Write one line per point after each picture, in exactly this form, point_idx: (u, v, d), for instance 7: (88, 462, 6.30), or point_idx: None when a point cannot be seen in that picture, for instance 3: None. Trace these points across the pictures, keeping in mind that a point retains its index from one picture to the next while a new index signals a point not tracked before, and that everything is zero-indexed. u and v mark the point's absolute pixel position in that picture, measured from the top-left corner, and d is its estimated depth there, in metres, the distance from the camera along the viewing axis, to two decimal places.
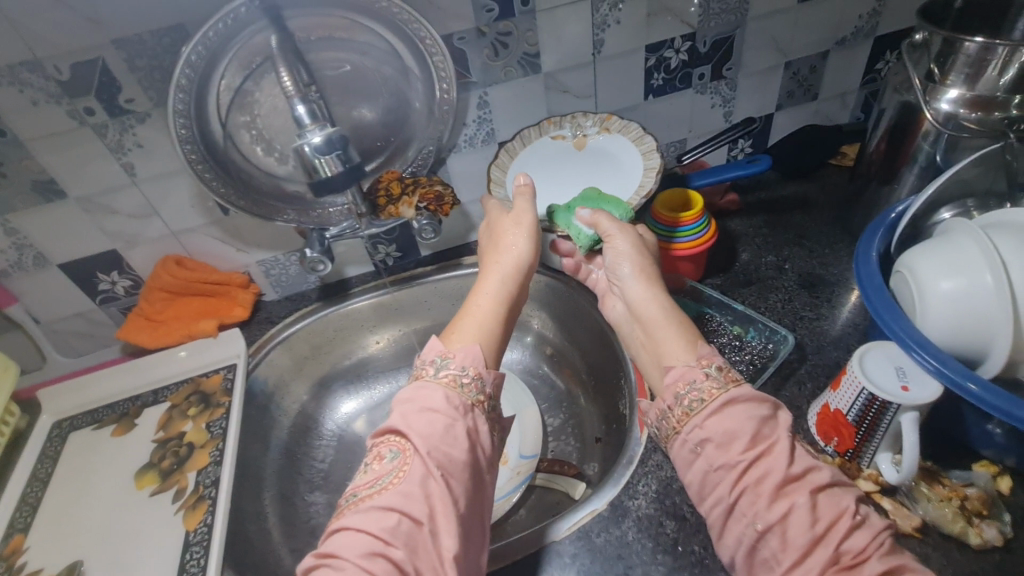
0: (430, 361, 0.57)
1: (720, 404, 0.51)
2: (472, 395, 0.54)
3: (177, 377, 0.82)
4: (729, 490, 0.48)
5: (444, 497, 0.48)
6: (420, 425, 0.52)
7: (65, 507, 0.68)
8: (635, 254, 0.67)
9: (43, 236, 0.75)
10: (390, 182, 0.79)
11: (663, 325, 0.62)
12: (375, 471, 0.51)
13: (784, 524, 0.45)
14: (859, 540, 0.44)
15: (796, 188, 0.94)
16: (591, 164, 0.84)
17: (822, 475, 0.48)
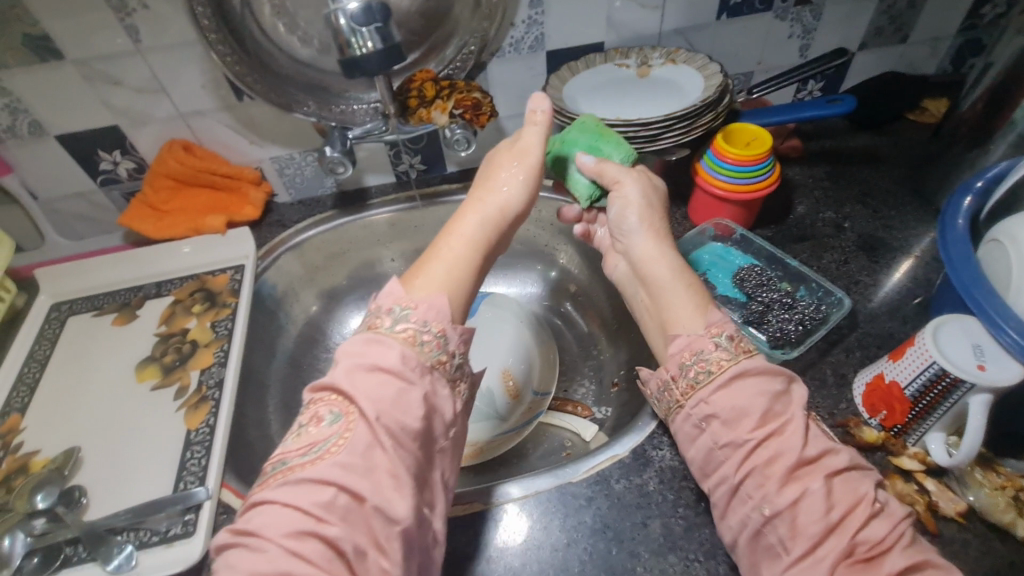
0: (386, 310, 0.48)
1: (731, 378, 0.46)
2: (431, 356, 0.46)
3: (183, 272, 0.78)
4: (734, 470, 0.44)
5: (393, 471, 0.41)
6: (367, 385, 0.43)
7: (64, 391, 0.65)
8: (641, 203, 0.59)
9: (37, 101, 0.68)
10: (423, 82, 0.69)
11: (675, 282, 0.54)
12: (310, 437, 0.42)
13: (798, 508, 0.40)
14: (881, 529, 0.39)
15: (866, 140, 0.85)
16: (645, 90, 0.74)
17: (840, 458, 0.43)
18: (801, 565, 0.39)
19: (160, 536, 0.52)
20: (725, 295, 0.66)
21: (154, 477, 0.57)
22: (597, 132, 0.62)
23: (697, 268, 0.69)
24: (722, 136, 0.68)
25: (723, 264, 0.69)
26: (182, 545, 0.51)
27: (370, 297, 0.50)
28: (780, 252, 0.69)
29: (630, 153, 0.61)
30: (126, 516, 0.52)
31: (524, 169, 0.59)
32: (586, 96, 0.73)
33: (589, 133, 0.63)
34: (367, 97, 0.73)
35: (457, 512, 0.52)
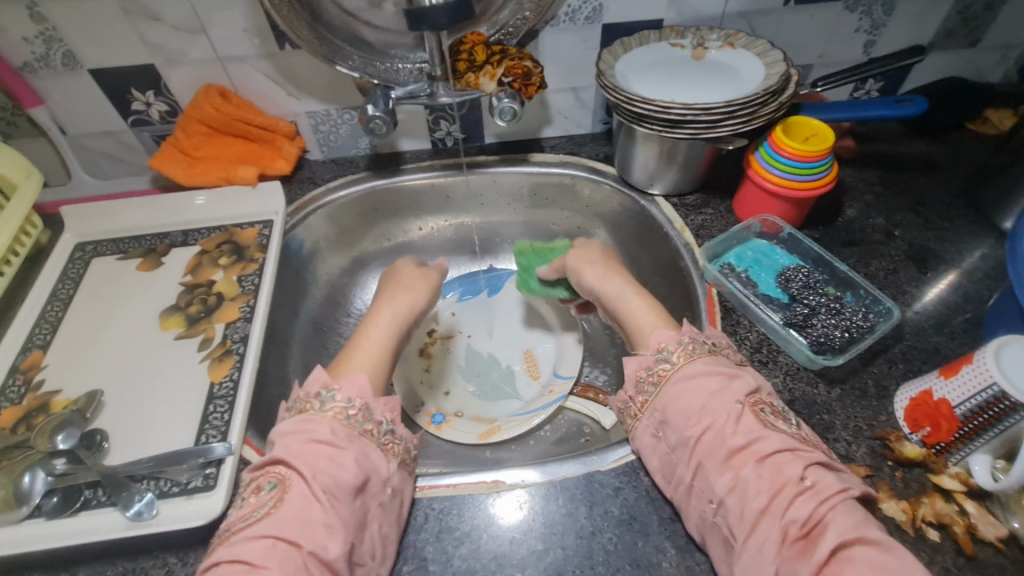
0: (314, 393, 0.50)
1: (673, 386, 0.49)
2: (360, 424, 0.48)
3: (210, 223, 0.76)
4: (686, 467, 0.47)
5: (327, 522, 0.42)
6: (303, 454, 0.45)
7: (87, 333, 0.64)
8: (587, 262, 0.68)
9: (73, 31, 0.65)
10: (474, 45, 0.67)
11: (626, 297, 0.62)
12: (251, 505, 0.44)
13: (735, 493, 0.43)
14: (809, 507, 0.40)
15: (922, 147, 0.82)
16: (702, 70, 0.69)
17: (775, 440, 0.44)
18: (746, 550, 0.41)
19: (181, 487, 0.51)
20: (767, 295, 0.64)
21: (176, 427, 0.56)
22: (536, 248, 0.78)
23: (738, 265, 0.67)
24: (780, 129, 0.66)
25: (768, 261, 0.67)
26: (203, 498, 0.50)
27: (296, 382, 0.51)
28: (829, 254, 0.67)
29: (565, 243, 0.76)
30: (147, 465, 0.52)
31: (427, 283, 0.68)
32: (639, 74, 0.69)
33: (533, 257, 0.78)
34: (412, 57, 0.70)
35: (483, 489, 0.52)
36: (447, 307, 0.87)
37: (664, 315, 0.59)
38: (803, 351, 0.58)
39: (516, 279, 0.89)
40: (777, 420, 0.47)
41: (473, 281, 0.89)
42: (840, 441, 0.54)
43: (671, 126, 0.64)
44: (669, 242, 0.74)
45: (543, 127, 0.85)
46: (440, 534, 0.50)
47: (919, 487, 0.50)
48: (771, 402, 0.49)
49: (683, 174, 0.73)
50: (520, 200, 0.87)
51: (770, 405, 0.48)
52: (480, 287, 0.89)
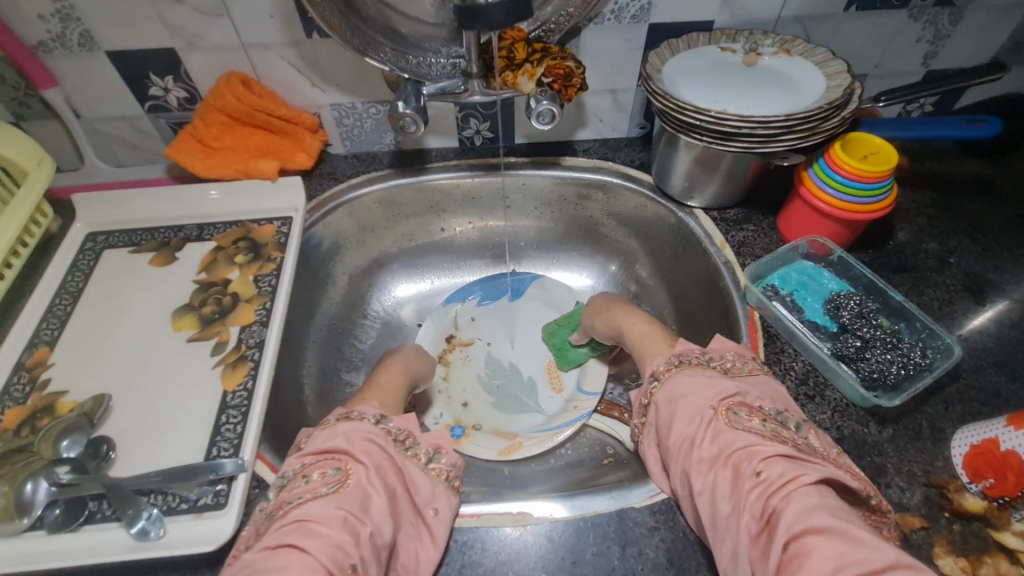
0: (364, 413, 0.50)
1: (658, 401, 0.51)
2: (406, 449, 0.49)
3: (226, 217, 0.73)
4: (672, 479, 0.47)
5: (387, 511, 0.43)
6: (365, 450, 0.46)
7: (96, 330, 0.61)
8: (595, 311, 0.71)
9: (90, 9, 0.61)
10: (514, 42, 0.63)
11: (629, 329, 0.65)
12: (312, 483, 0.43)
13: (703, 496, 0.42)
14: (762, 502, 0.39)
15: (978, 168, 0.77)
16: (756, 78, 0.65)
17: (738, 439, 0.43)
18: (723, 554, 0.40)
19: (189, 505, 0.48)
20: (814, 322, 0.60)
21: (187, 439, 0.53)
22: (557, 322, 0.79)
23: (782, 287, 0.64)
24: (837, 144, 0.62)
25: (814, 286, 0.64)
26: (213, 518, 0.47)
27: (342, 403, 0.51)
28: (884, 282, 0.63)
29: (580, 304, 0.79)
30: (155, 479, 0.49)
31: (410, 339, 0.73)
32: (689, 80, 0.64)
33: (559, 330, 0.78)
34: (447, 51, 0.66)
35: (509, 521, 0.49)
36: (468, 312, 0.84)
37: (666, 340, 0.61)
38: (855, 388, 0.54)
39: (539, 283, 0.85)
40: (754, 419, 0.45)
41: (497, 284, 0.86)
42: (892, 487, 0.50)
43: (721, 138, 0.60)
44: (707, 258, 0.70)
45: (577, 130, 0.81)
46: (463, 569, 0.47)
47: (979, 544, 0.46)
48: (752, 404, 0.47)
49: (726, 187, 0.69)
50: (547, 204, 0.83)
51: (749, 406, 0.47)
52: (502, 291, 0.85)
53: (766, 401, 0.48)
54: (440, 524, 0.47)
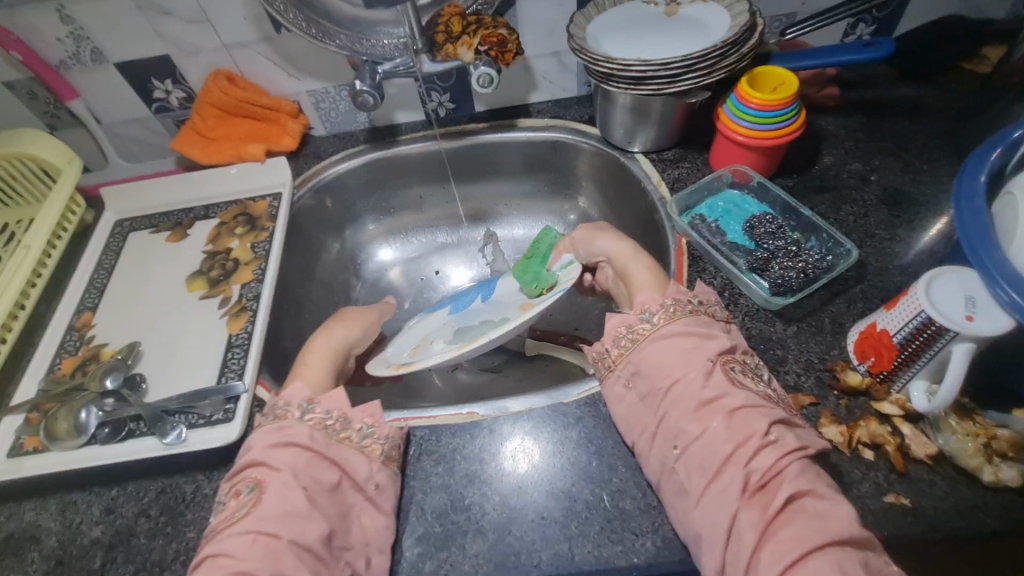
0: (295, 405, 0.55)
1: (652, 343, 0.54)
2: (337, 433, 0.54)
3: (227, 198, 0.85)
4: (654, 417, 0.51)
5: (305, 512, 0.47)
6: (282, 457, 0.51)
7: (127, 297, 0.74)
8: (597, 229, 0.71)
9: (98, 30, 0.73)
10: (451, 17, 0.71)
11: (637, 259, 0.66)
12: (232, 506, 0.49)
13: (703, 441, 0.47)
14: (771, 457, 0.45)
15: (911, 90, 0.82)
16: (673, 26, 0.71)
17: (740, 397, 0.48)
18: (707, 494, 0.45)
19: (205, 419, 0.60)
20: (734, 243, 0.67)
21: (201, 371, 0.65)
22: (526, 258, 0.77)
23: (709, 215, 0.71)
24: (746, 80, 0.67)
25: (738, 211, 0.71)
26: (223, 427, 0.59)
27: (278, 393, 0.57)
28: (796, 200, 0.70)
29: (546, 229, 0.78)
30: (178, 401, 0.61)
31: (364, 317, 0.72)
32: (610, 35, 0.71)
33: (531, 262, 0.75)
34: (395, 32, 0.75)
35: (458, 420, 0.59)
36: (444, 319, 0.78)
37: (659, 277, 0.63)
38: (761, 293, 0.61)
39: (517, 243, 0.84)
40: (747, 379, 0.51)
41: (464, 295, 0.80)
42: (790, 373, 0.57)
43: (636, 83, 0.67)
44: (646, 196, 0.77)
45: (530, 93, 0.89)
46: (420, 455, 0.57)
47: (861, 413, 0.54)
48: (743, 361, 0.53)
49: (658, 130, 0.76)
50: (510, 163, 0.91)
51: (740, 364, 0.53)
52: (472, 297, 0.79)
53: (748, 355, 0.54)
54: (384, 497, 0.52)
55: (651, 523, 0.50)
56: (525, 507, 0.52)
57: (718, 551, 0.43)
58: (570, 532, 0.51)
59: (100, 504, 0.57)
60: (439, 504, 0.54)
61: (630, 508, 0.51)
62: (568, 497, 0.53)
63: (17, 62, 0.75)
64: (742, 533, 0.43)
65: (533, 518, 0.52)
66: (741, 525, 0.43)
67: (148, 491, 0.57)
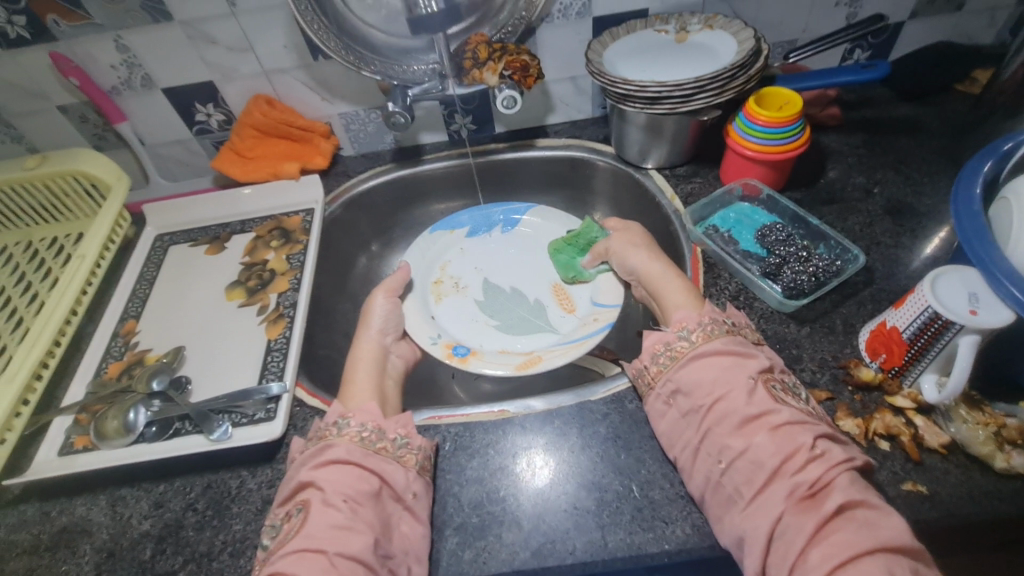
0: (332, 422, 0.57)
1: (692, 360, 0.54)
2: (374, 444, 0.54)
3: (263, 213, 0.89)
4: (696, 432, 0.51)
5: (350, 524, 0.48)
6: (327, 475, 0.52)
7: (170, 305, 0.78)
8: (631, 246, 0.71)
9: (150, 58, 0.79)
10: (478, 45, 0.76)
11: (668, 278, 0.64)
12: (285, 528, 0.50)
13: (748, 455, 0.47)
14: (818, 470, 0.45)
15: (908, 110, 0.87)
16: (684, 51, 0.77)
17: (785, 413, 0.49)
18: (755, 505, 0.45)
19: (248, 418, 0.63)
20: (747, 251, 0.71)
21: (243, 374, 0.69)
22: (565, 240, 0.81)
23: (722, 226, 0.75)
24: (753, 100, 0.73)
25: (749, 221, 0.75)
26: (266, 425, 0.62)
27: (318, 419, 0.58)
28: (803, 210, 0.74)
29: (590, 222, 0.78)
30: (222, 400, 0.64)
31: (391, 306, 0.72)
32: (626, 60, 0.77)
33: (569, 248, 0.80)
34: (425, 58, 0.80)
35: (491, 417, 0.62)
36: (458, 244, 0.88)
37: (694, 294, 0.61)
38: (775, 295, 0.65)
39: (534, 212, 0.90)
40: (788, 395, 0.51)
41: (488, 216, 0.90)
42: (806, 371, 0.60)
43: (651, 103, 0.72)
44: (661, 209, 0.82)
45: (548, 115, 0.94)
46: (455, 450, 0.60)
47: (874, 406, 0.56)
48: (782, 379, 0.53)
49: (672, 147, 0.81)
50: (530, 180, 0.96)
51: (781, 382, 0.53)
52: (489, 222, 0.89)
53: (787, 374, 0.54)
54: (420, 506, 0.53)
55: (680, 512, 0.53)
56: (557, 497, 0.55)
57: (759, 555, 0.44)
58: (602, 521, 0.53)
59: (148, 500, 0.59)
60: (474, 496, 0.56)
61: (659, 498, 0.54)
62: (599, 488, 0.55)
63: (73, 87, 0.81)
64: (790, 539, 0.43)
65: (566, 507, 0.54)
66: (787, 531, 0.43)
67: (194, 486, 0.60)
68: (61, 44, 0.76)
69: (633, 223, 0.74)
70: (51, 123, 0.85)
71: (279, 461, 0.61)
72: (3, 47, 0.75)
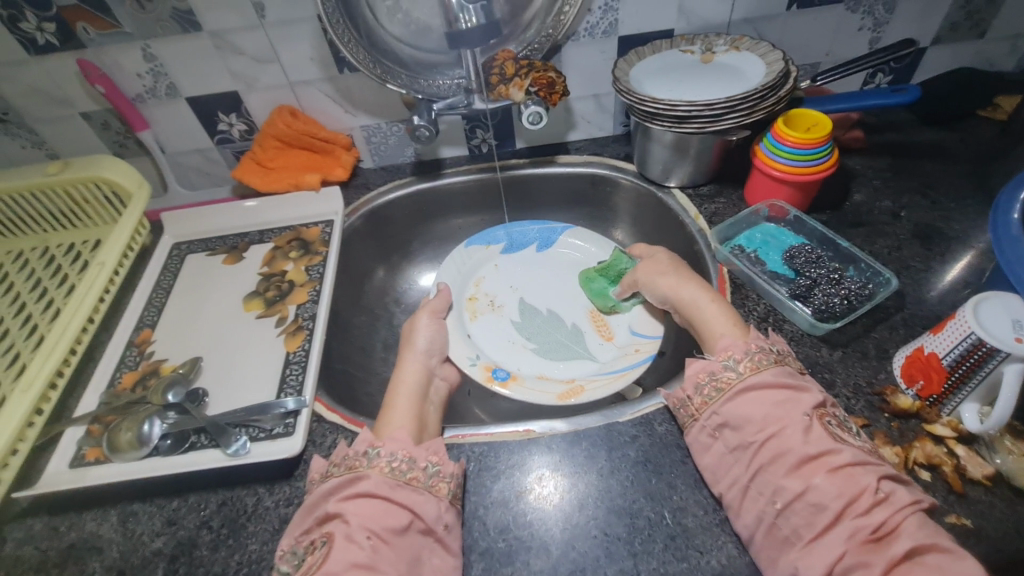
0: (362, 452, 0.54)
1: (742, 393, 0.52)
2: (404, 474, 0.52)
3: (281, 224, 0.89)
4: (745, 470, 0.50)
5: (371, 563, 0.46)
6: (354, 507, 0.50)
7: (186, 315, 0.77)
8: (659, 273, 0.69)
9: (176, 67, 0.79)
10: (504, 61, 0.77)
11: (703, 304, 0.63)
12: (306, 561, 0.48)
13: (807, 497, 0.46)
14: (883, 514, 0.44)
15: (931, 135, 0.87)
16: (711, 71, 0.77)
17: (847, 454, 0.47)
18: (816, 549, 0.44)
19: (266, 433, 0.62)
20: (774, 272, 0.70)
21: (261, 387, 0.67)
22: (598, 270, 0.80)
23: (748, 246, 0.74)
24: (783, 121, 0.72)
25: (776, 242, 0.74)
26: (284, 440, 0.61)
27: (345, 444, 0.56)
28: (832, 232, 0.74)
29: (619, 253, 0.78)
30: (240, 414, 0.63)
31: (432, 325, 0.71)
32: (653, 78, 0.77)
33: (601, 279, 0.80)
34: (451, 73, 0.81)
35: (516, 437, 0.60)
36: (492, 259, 0.87)
37: (739, 322, 0.60)
38: (806, 317, 0.63)
39: (569, 234, 0.89)
40: (844, 432, 0.50)
41: (524, 233, 0.89)
42: (840, 396, 0.59)
43: (679, 122, 0.72)
44: (684, 228, 0.81)
45: (569, 132, 0.94)
46: (480, 471, 0.58)
47: (913, 435, 0.55)
48: (836, 414, 0.52)
49: (696, 166, 0.80)
50: (551, 197, 0.96)
51: (836, 417, 0.51)
52: (525, 240, 0.88)
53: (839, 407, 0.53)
54: (452, 537, 0.51)
55: (714, 541, 0.51)
56: (586, 522, 0.53)
57: None
58: (634, 549, 0.51)
59: (161, 516, 0.57)
60: (501, 519, 0.54)
61: (692, 525, 0.52)
62: (630, 514, 0.53)
63: (98, 95, 0.81)
64: None
65: (597, 534, 0.52)
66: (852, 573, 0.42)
67: (209, 503, 0.58)
68: (89, 52, 0.76)
69: (659, 251, 0.72)
70: (73, 129, 0.85)
71: (297, 478, 0.59)
72: (30, 53, 0.75)
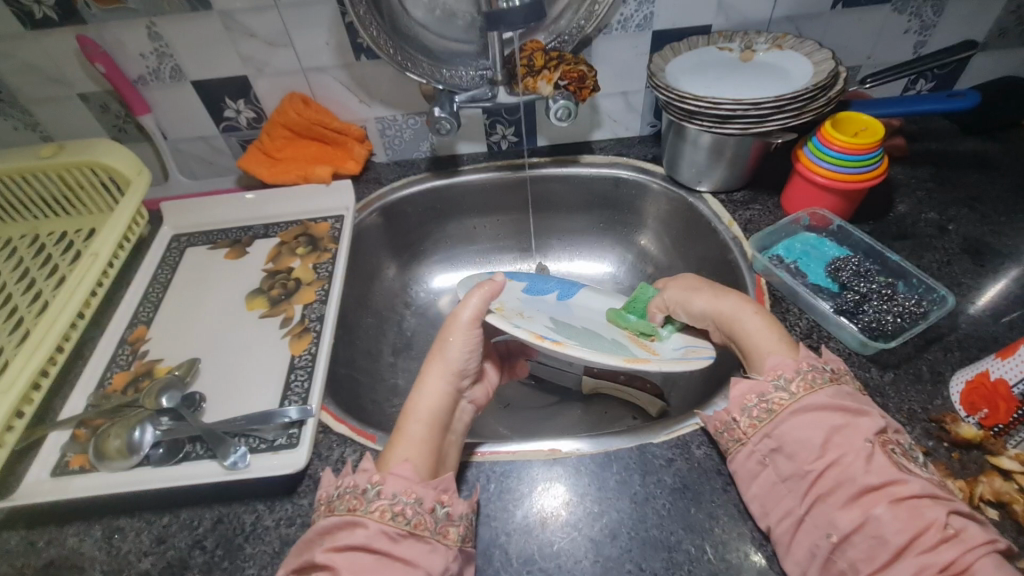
0: (361, 488, 0.47)
1: (794, 415, 0.48)
2: (408, 523, 0.45)
3: (288, 218, 0.84)
4: (799, 502, 0.46)
5: None
6: (347, 561, 0.44)
7: (183, 313, 0.72)
8: (693, 289, 0.63)
9: (182, 48, 0.74)
10: (533, 52, 0.71)
11: (745, 313, 0.58)
12: None
13: (866, 531, 0.42)
14: (952, 552, 0.39)
15: (975, 144, 0.83)
16: (752, 70, 0.73)
17: (917, 486, 0.43)
18: None
19: (267, 444, 0.57)
20: (816, 285, 0.66)
21: (263, 393, 0.62)
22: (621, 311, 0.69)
23: (787, 257, 0.69)
24: (830, 124, 0.68)
25: (816, 254, 0.70)
26: (287, 453, 0.56)
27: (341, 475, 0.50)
28: (879, 244, 0.69)
29: (644, 284, 0.69)
30: (240, 422, 0.58)
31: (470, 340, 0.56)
32: (691, 75, 0.72)
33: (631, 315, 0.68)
34: (475, 64, 0.76)
35: (541, 456, 0.55)
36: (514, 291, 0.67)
37: (786, 339, 0.56)
38: (855, 336, 0.59)
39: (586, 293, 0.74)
40: (910, 461, 0.46)
41: (542, 281, 0.73)
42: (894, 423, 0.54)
43: (720, 123, 0.67)
44: (716, 236, 0.76)
45: (593, 131, 0.89)
46: (501, 493, 0.53)
47: (976, 468, 0.50)
48: (899, 440, 0.47)
49: (730, 171, 0.76)
50: (574, 198, 0.91)
51: (901, 446, 0.47)
52: (547, 284, 0.72)
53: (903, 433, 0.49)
54: None
55: None
56: (619, 555, 0.48)
57: None
58: None
59: (150, 533, 0.52)
60: (523, 549, 0.49)
61: (735, 562, 0.47)
62: (667, 547, 0.48)
63: (98, 74, 0.76)
64: None
65: (630, 569, 0.48)
66: None
67: (202, 520, 0.53)
68: (89, 28, 0.71)
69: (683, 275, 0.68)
70: (69, 111, 0.80)
71: (301, 495, 0.54)
72: (27, 28, 0.70)
